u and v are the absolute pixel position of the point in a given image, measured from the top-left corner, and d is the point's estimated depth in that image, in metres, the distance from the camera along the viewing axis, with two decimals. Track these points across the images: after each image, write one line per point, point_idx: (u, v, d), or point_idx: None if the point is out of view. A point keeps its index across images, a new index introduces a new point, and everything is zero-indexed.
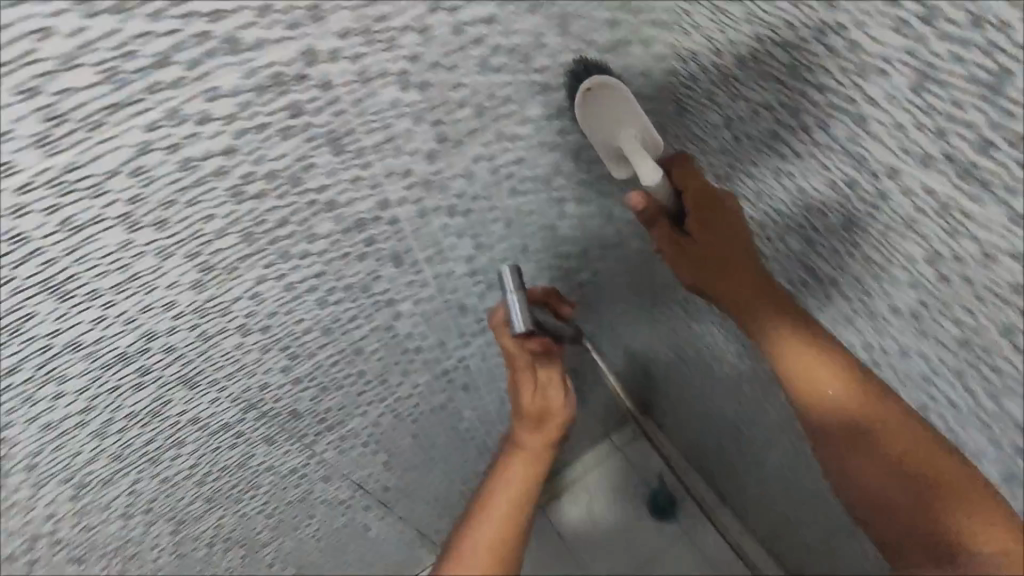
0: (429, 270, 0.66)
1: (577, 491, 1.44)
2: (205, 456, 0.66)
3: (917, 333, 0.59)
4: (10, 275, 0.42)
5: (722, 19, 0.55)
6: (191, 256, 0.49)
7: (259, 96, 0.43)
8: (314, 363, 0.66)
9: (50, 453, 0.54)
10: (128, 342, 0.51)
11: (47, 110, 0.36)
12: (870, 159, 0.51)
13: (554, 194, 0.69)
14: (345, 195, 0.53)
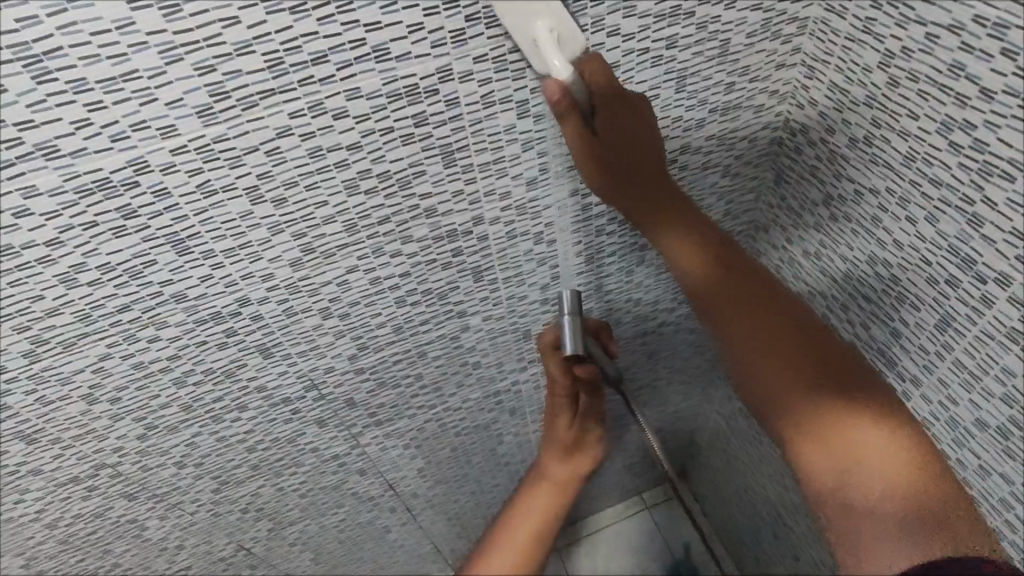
0: (504, 290, 0.68)
1: (598, 543, 1.39)
2: (261, 425, 0.69)
3: (1003, 452, 0.55)
4: (145, 224, 0.46)
5: (841, 99, 0.56)
6: (298, 235, 0.52)
7: (392, 102, 0.46)
8: (379, 358, 0.68)
9: (133, 391, 0.58)
10: (224, 303, 0.55)
11: (215, 85, 0.41)
12: (978, 262, 0.49)
13: (638, 240, 0.70)
14: (444, 205, 0.56)
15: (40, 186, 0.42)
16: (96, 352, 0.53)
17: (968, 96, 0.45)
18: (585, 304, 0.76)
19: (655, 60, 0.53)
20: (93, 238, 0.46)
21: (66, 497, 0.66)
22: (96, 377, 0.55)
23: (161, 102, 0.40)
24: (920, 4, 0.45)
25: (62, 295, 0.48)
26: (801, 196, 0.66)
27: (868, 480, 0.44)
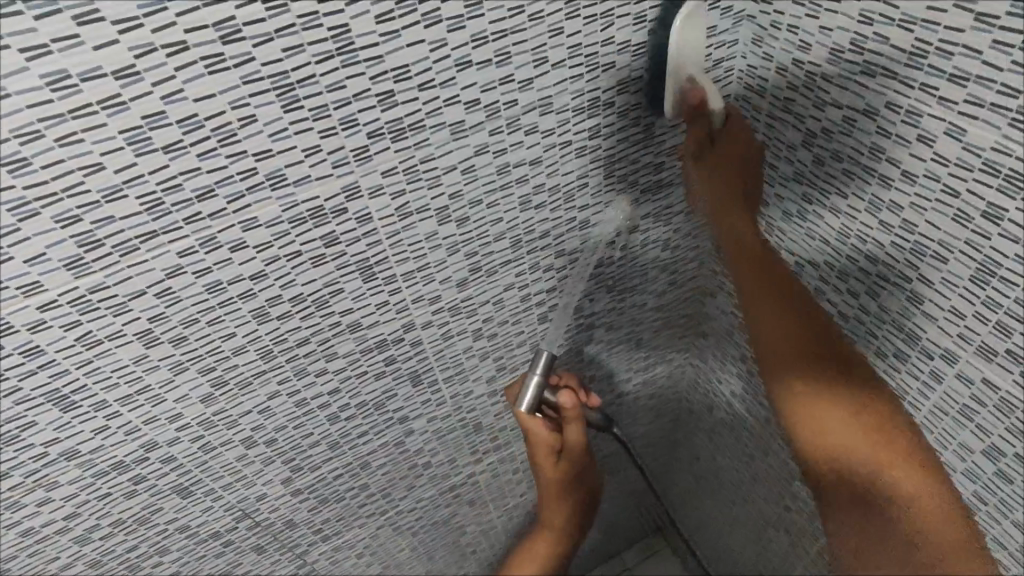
0: (448, 389, 0.64)
1: None
2: (188, 565, 0.62)
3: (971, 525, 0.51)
4: (16, 386, 0.40)
5: (768, 173, 0.55)
6: (205, 370, 0.47)
7: (295, 226, 0.42)
8: (317, 476, 0.63)
9: (25, 558, 0.50)
10: (127, 451, 0.49)
11: (83, 235, 0.36)
12: (924, 339, 0.47)
13: (584, 320, 0.67)
14: (368, 318, 0.51)
15: None
16: None
17: (892, 177, 0.44)
18: None
19: (578, 151, 0.51)
20: None
21: None
22: None
23: (19, 260, 0.35)
24: (834, 88, 0.45)
25: None
26: None
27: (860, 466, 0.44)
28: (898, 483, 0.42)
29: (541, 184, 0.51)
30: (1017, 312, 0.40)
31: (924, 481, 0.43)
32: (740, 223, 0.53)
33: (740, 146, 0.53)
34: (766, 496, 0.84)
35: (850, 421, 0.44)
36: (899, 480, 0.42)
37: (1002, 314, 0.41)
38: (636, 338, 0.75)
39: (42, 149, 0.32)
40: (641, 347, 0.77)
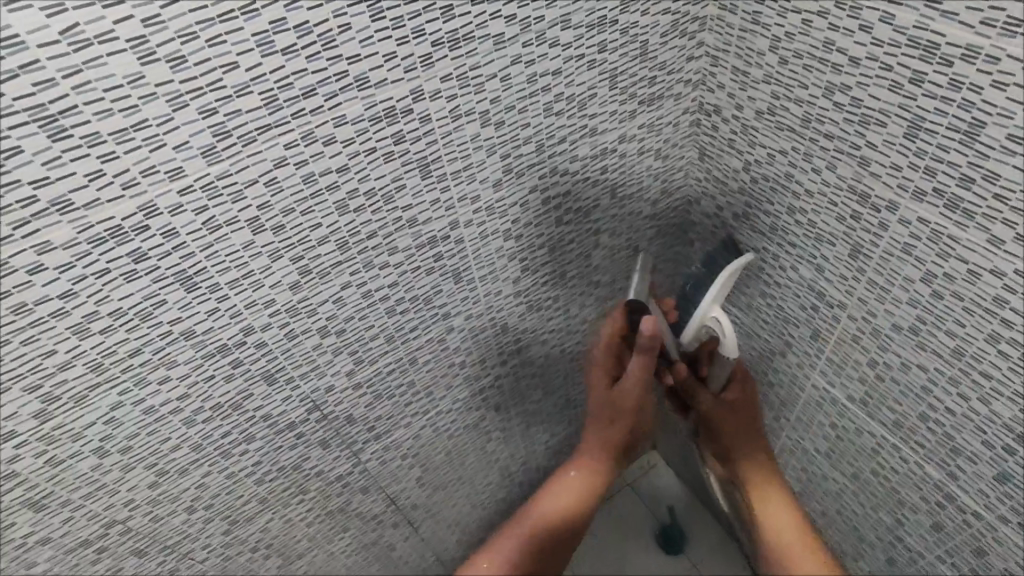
0: (482, 288, 0.74)
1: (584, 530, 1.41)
2: (268, 455, 0.71)
3: (916, 347, 0.64)
4: (155, 264, 0.49)
5: (742, 79, 0.66)
6: (296, 258, 0.56)
7: (373, 125, 0.52)
8: (375, 370, 0.72)
9: (144, 437, 0.59)
10: (230, 335, 0.57)
11: (217, 126, 0.45)
12: (872, 195, 0.59)
13: (593, 225, 0.78)
14: (424, 215, 0.61)
15: (55, 240, 0.44)
16: (109, 402, 0.54)
17: (842, 64, 0.55)
18: (553, 292, 0.83)
19: (590, 64, 0.61)
20: (106, 286, 0.48)
21: (76, 564, 0.65)
22: (107, 428, 0.56)
23: (169, 146, 0.44)
24: None
25: (76, 346, 0.49)
26: (723, 166, 0.76)
27: (782, 534, 0.70)
28: (800, 551, 0.67)
29: (561, 93, 0.61)
30: (940, 156, 0.52)
31: (815, 547, 0.68)
32: (748, 402, 0.79)
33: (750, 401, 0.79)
34: None
35: (787, 508, 0.73)
36: (797, 547, 0.68)
37: (929, 160, 0.53)
38: (635, 245, 0.87)
39: (196, 49, 0.41)
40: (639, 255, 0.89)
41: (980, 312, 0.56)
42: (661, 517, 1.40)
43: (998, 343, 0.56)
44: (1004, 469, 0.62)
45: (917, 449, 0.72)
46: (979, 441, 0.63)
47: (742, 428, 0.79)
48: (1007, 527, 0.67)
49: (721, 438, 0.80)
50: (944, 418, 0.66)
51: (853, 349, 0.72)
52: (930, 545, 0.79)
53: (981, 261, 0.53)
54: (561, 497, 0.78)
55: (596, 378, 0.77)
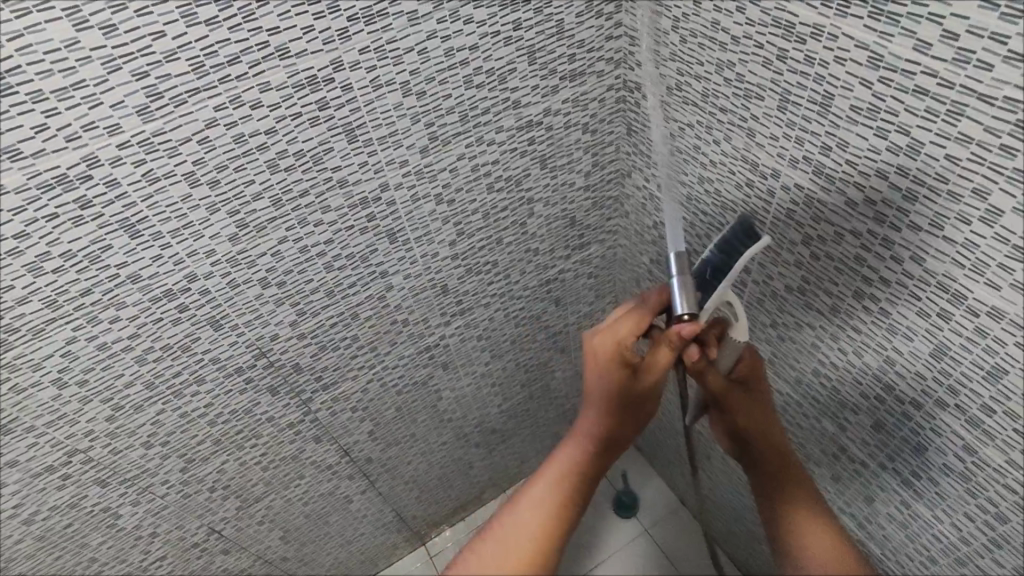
0: (418, 249, 0.80)
1: None
2: (219, 397, 0.78)
3: (804, 306, 0.70)
4: (100, 211, 0.55)
5: (653, 58, 0.71)
6: (233, 212, 0.62)
7: (297, 91, 0.58)
8: (317, 322, 0.79)
9: (99, 372, 0.66)
10: (174, 281, 0.64)
11: (150, 88, 0.51)
12: (760, 164, 0.65)
13: (526, 194, 0.84)
14: (353, 176, 0.67)
15: (8, 185, 0.50)
16: (63, 336, 0.61)
17: (727, 43, 0.60)
18: (491, 257, 0.89)
19: (506, 40, 0.67)
20: (55, 229, 0.54)
21: (42, 489, 0.72)
22: (63, 362, 0.63)
23: (106, 105, 0.50)
24: None
25: (31, 283, 0.56)
26: (647, 140, 0.81)
27: (819, 545, 0.62)
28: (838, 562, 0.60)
29: (480, 66, 0.67)
30: (805, 126, 0.57)
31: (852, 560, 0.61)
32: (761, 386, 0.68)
33: (762, 384, 0.68)
34: None
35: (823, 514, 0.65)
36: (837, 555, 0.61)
37: (798, 131, 0.58)
38: (571, 217, 0.92)
39: (125, 18, 0.47)
40: (577, 226, 0.95)
41: (847, 270, 0.61)
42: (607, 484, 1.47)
43: (862, 299, 0.62)
44: (878, 417, 0.69)
45: (815, 404, 0.78)
46: (859, 393, 0.70)
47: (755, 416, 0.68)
48: (887, 474, 0.73)
49: (734, 424, 0.70)
50: (832, 372, 0.72)
51: (759, 312, 0.78)
52: (832, 497, 0.86)
53: (843, 223, 0.59)
54: (566, 488, 0.61)
55: (603, 374, 0.60)
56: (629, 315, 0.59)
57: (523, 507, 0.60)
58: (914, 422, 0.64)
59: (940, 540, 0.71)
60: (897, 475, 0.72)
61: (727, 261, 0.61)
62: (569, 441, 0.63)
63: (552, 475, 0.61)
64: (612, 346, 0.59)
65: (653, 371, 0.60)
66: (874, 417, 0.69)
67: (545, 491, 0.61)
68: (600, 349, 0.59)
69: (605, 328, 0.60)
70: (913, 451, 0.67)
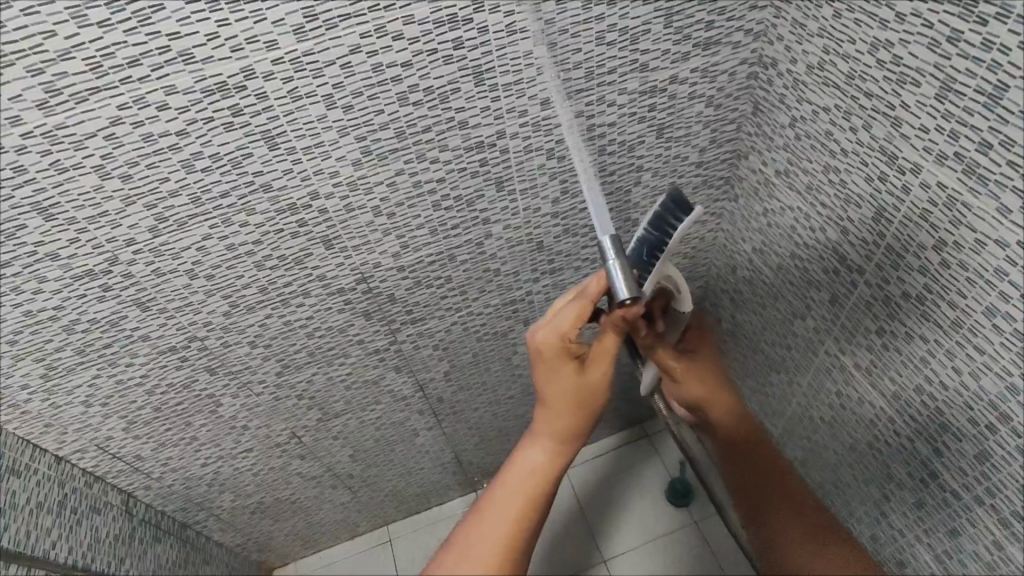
0: (521, 202, 0.81)
1: (600, 465, 1.50)
2: (319, 312, 0.84)
3: (920, 317, 0.66)
4: (248, 121, 0.60)
5: (798, 33, 0.67)
6: (360, 139, 0.66)
7: (436, 28, 0.60)
8: (417, 258, 0.83)
9: (225, 270, 0.73)
10: (299, 196, 0.69)
11: (308, 9, 0.55)
12: (899, 157, 0.60)
13: (635, 161, 0.83)
14: (474, 119, 0.69)
15: (178, 85, 0.56)
16: (201, 232, 0.68)
17: (888, 21, 0.56)
18: (590, 221, 0.89)
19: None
20: (209, 132, 0.60)
21: (165, 365, 0.81)
22: (198, 255, 0.70)
23: (268, 21, 0.54)
24: None
25: (183, 179, 0.62)
26: (773, 121, 0.78)
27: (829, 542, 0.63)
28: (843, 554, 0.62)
29: (614, 24, 0.66)
30: (965, 119, 0.52)
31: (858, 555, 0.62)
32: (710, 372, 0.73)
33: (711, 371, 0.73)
34: (771, 341, 0.99)
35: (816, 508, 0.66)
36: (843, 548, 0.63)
37: (954, 124, 0.53)
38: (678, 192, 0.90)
39: None
40: None
41: (982, 282, 0.57)
42: (637, 478, 1.47)
43: (993, 317, 0.57)
44: (984, 447, 0.64)
45: (909, 422, 0.74)
46: (965, 417, 0.65)
47: (707, 393, 0.73)
48: (981, 509, 0.68)
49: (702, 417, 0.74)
50: (937, 390, 0.67)
51: (864, 316, 0.74)
52: (909, 521, 0.81)
53: (988, 231, 0.54)
54: (535, 489, 0.60)
55: (555, 371, 0.61)
56: (570, 307, 0.60)
57: (492, 512, 0.58)
58: None
59: None
60: (991, 511, 0.67)
61: (664, 238, 0.62)
62: (529, 441, 0.62)
63: (519, 478, 0.60)
64: (558, 342, 0.60)
65: (603, 356, 0.61)
66: (977, 446, 0.65)
67: (507, 495, 0.59)
68: (546, 347, 0.60)
69: (546, 325, 0.61)
70: (1018, 488, 0.62)
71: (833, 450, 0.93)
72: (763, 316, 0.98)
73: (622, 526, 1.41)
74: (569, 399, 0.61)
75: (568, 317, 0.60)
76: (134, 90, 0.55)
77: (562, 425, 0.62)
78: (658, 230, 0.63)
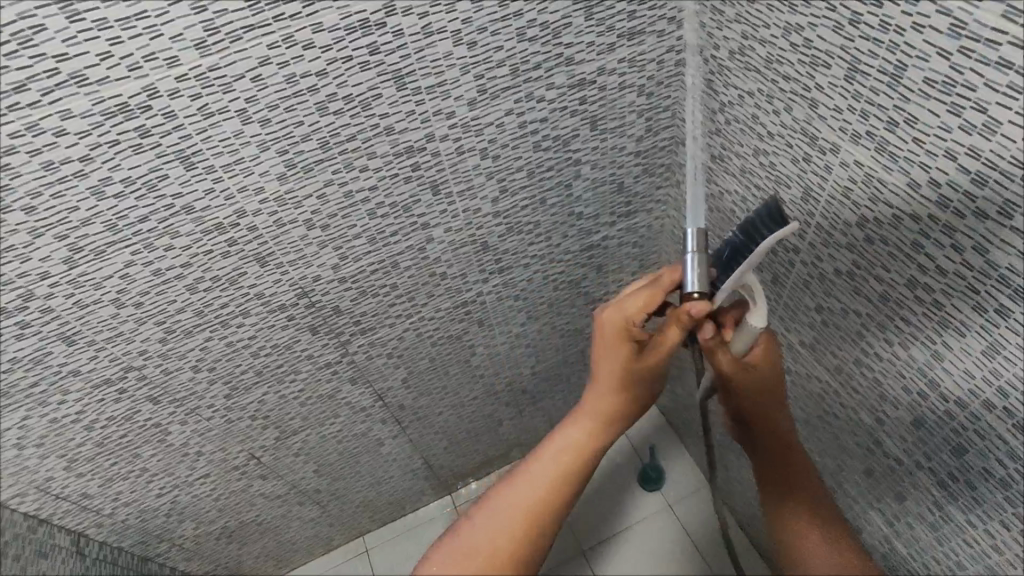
0: (460, 203, 0.81)
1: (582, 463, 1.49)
2: (262, 330, 0.82)
3: (852, 292, 0.67)
4: (158, 142, 0.58)
5: (717, 19, 0.68)
6: (282, 152, 0.64)
7: (349, 34, 0.58)
8: (359, 268, 0.81)
9: (154, 296, 0.70)
10: (225, 215, 0.67)
11: (207, 22, 0.52)
12: (819, 138, 0.61)
13: (572, 155, 0.82)
14: (400, 124, 0.68)
15: (75, 109, 0.53)
16: (122, 259, 0.65)
17: (796, 4, 0.56)
18: (534, 217, 0.88)
19: None
20: (116, 155, 0.57)
21: (102, 399, 0.78)
22: (122, 283, 0.67)
23: (166, 36, 0.52)
24: None
25: (94, 206, 0.60)
26: (704, 107, 0.78)
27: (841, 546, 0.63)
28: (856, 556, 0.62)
29: (533, 19, 0.65)
30: (872, 99, 0.53)
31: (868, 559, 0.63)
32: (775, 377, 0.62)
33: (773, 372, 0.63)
34: None
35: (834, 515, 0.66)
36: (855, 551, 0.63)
37: (864, 103, 0.54)
38: (619, 182, 0.90)
39: None
40: (624, 192, 0.93)
41: (901, 256, 0.58)
42: (632, 480, 1.45)
43: (915, 289, 0.58)
44: (919, 414, 0.66)
45: (853, 394, 0.75)
46: (900, 386, 0.66)
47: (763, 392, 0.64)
48: (921, 473, 0.70)
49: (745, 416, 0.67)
50: (873, 362, 0.69)
51: (804, 295, 0.76)
52: (861, 489, 0.83)
53: (903, 205, 0.55)
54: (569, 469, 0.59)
55: (610, 349, 0.61)
56: (641, 292, 0.58)
57: (519, 480, 0.59)
58: (957, 422, 0.61)
59: (969, 546, 0.69)
60: (932, 475, 0.69)
61: (749, 243, 0.58)
62: (572, 419, 0.63)
63: (553, 451, 0.60)
64: (619, 321, 0.59)
65: (661, 349, 0.59)
66: (913, 413, 0.67)
67: (538, 467, 0.59)
68: (607, 324, 0.60)
69: (616, 304, 0.59)
70: (952, 452, 0.64)
71: None
72: None
73: (604, 522, 1.41)
74: (618, 379, 0.61)
75: (637, 297, 0.58)
76: (25, 116, 0.52)
77: (608, 402, 0.62)
78: (745, 234, 0.59)
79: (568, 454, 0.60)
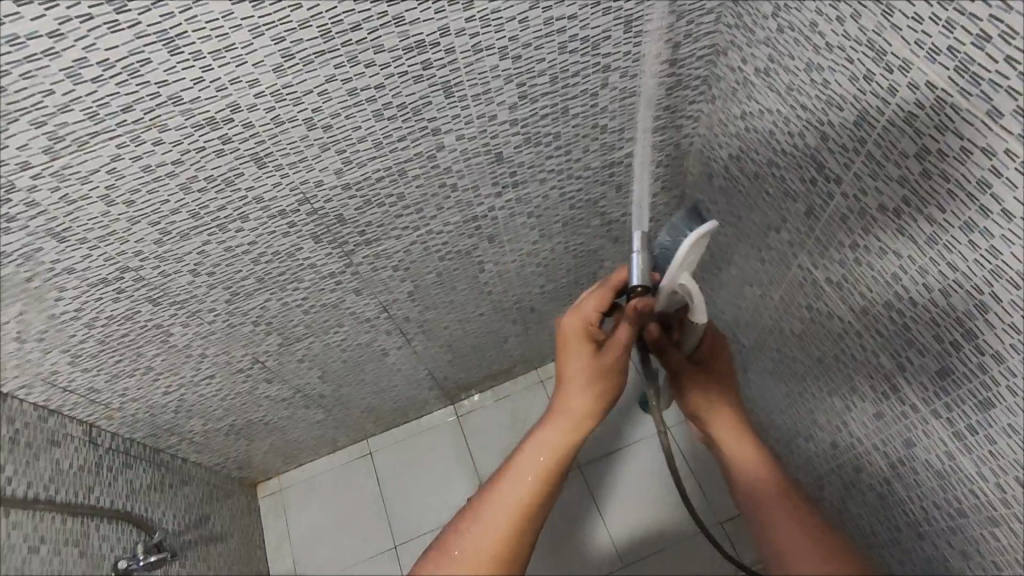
0: (474, 108, 0.74)
1: None
2: (263, 237, 0.78)
3: (895, 231, 0.62)
4: (136, 20, 0.51)
5: None
6: (277, 39, 0.57)
7: None
8: (363, 174, 0.76)
9: (145, 194, 0.66)
10: (217, 109, 0.61)
11: None
12: (888, 52, 0.53)
13: (602, 61, 0.74)
14: (410, 13, 0.60)
15: None
16: (108, 152, 0.60)
17: None
18: (553, 128, 0.81)
19: None
20: (90, 33, 0.51)
21: (100, 298, 0.76)
22: (110, 178, 0.63)
23: None
24: None
25: (71, 92, 0.54)
26: (754, 11, 0.69)
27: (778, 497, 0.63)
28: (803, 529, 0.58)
29: None
30: (964, 6, 0.45)
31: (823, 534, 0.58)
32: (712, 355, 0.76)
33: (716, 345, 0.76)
34: (745, 255, 0.96)
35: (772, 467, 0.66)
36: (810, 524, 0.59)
37: (951, 12, 0.46)
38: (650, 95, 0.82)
39: None
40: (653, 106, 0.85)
41: (964, 194, 0.52)
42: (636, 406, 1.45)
43: (971, 233, 0.53)
44: (947, 363, 0.62)
45: (875, 337, 0.72)
46: (931, 334, 0.63)
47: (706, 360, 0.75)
48: (938, 422, 0.68)
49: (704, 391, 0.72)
50: (905, 307, 0.65)
51: (839, 230, 0.70)
52: (869, 432, 0.82)
53: (975, 137, 0.49)
54: (548, 467, 0.64)
55: (575, 351, 0.68)
56: (593, 294, 0.68)
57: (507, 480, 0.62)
58: (987, 376, 0.58)
59: (974, 495, 0.68)
60: (948, 425, 0.67)
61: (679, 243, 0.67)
62: (547, 423, 0.67)
63: (534, 458, 0.64)
64: (580, 322, 0.68)
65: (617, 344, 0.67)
66: (941, 362, 0.63)
67: (522, 468, 0.63)
68: (572, 332, 0.68)
69: (573, 311, 0.69)
70: (976, 404, 0.62)
71: (800, 363, 0.93)
72: (739, 230, 0.94)
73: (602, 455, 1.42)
74: (583, 374, 0.67)
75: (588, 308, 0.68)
76: None
77: (576, 406, 0.67)
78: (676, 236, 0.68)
79: (547, 454, 0.64)
